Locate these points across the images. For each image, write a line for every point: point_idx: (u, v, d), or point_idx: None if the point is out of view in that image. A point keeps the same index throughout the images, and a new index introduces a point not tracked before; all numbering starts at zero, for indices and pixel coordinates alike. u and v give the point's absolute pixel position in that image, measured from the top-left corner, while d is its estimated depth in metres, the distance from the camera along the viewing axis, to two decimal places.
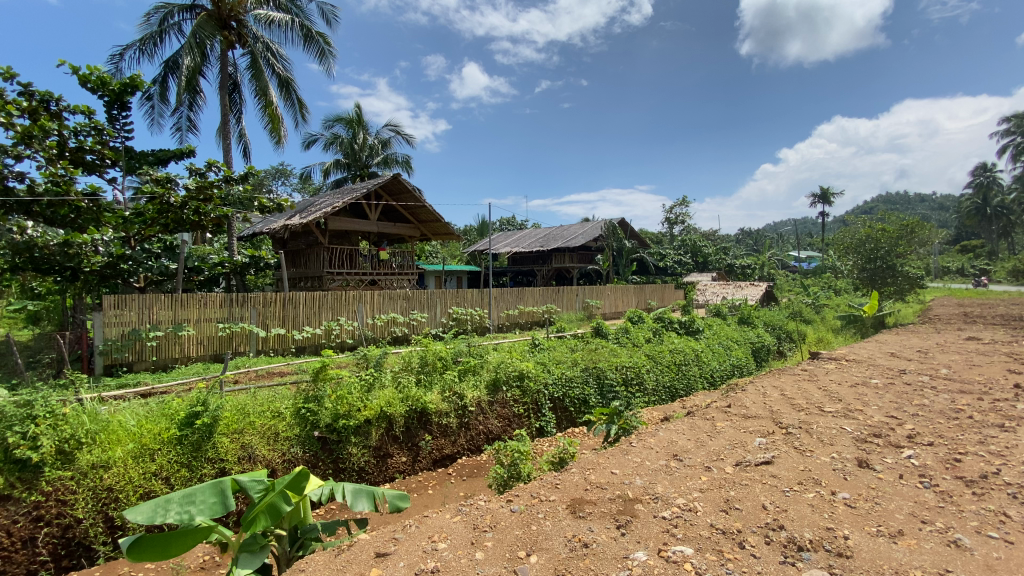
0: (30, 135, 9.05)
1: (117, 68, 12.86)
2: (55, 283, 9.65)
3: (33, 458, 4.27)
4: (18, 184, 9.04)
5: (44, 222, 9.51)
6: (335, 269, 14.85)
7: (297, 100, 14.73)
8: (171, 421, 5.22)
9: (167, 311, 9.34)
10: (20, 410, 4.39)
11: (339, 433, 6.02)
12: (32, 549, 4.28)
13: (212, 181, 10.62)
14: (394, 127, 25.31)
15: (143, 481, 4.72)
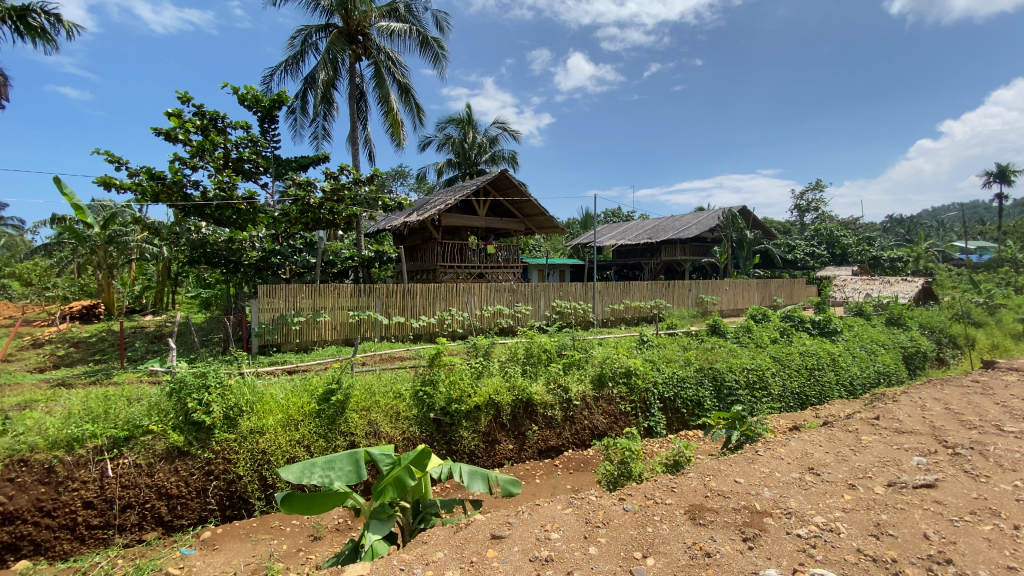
0: (203, 148, 10.77)
1: (267, 87, 14.76)
2: (223, 274, 11.41)
3: (206, 421, 5.13)
4: (195, 191, 10.82)
5: (215, 222, 11.35)
6: (447, 263, 15.65)
7: (414, 104, 15.71)
8: (311, 396, 5.86)
9: (308, 299, 10.54)
10: (197, 379, 5.28)
11: (452, 416, 6.33)
12: (204, 498, 5.10)
13: (343, 183, 11.82)
14: (501, 124, 25.89)
15: (289, 447, 5.41)
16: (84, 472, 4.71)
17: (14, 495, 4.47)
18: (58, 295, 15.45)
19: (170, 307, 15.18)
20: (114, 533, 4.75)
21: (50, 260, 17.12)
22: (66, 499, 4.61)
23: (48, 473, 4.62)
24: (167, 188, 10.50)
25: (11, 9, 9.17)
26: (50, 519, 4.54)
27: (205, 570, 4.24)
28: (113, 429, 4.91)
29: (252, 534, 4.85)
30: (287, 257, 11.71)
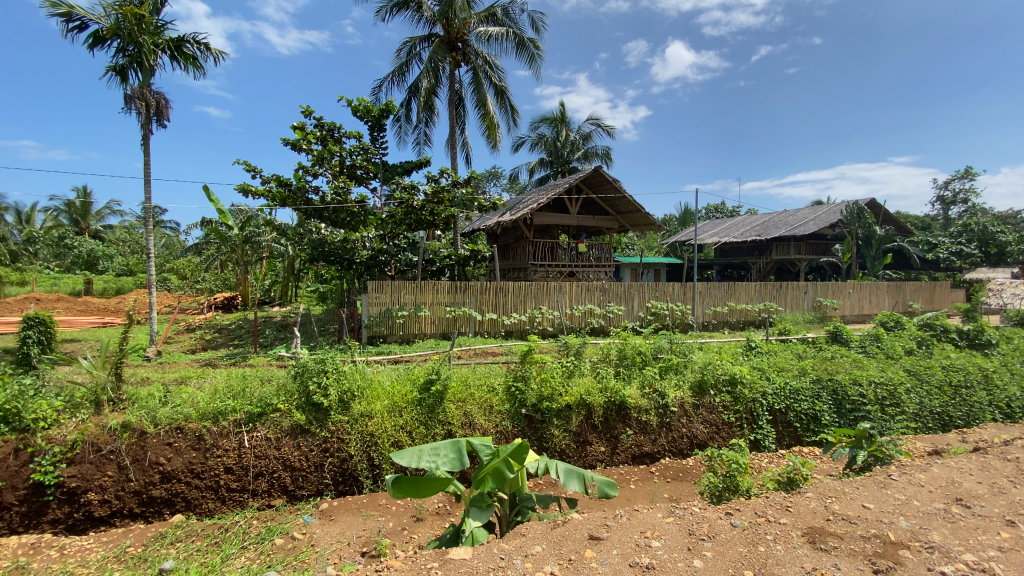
0: (322, 157, 11.91)
1: (376, 98, 15.91)
2: (337, 270, 12.54)
3: (324, 403, 5.68)
4: (315, 196, 11.99)
5: (330, 224, 12.48)
6: (539, 262, 15.79)
7: (509, 105, 16.03)
8: (413, 385, 6.25)
9: (409, 295, 11.21)
10: (317, 365, 5.86)
11: (543, 413, 6.39)
12: (321, 474, 5.63)
13: (442, 185, 12.44)
14: (595, 120, 25.53)
15: (394, 432, 5.81)
16: (226, 442, 5.44)
17: (172, 457, 5.27)
18: (206, 288, 17.98)
19: (293, 300, 17.00)
20: (248, 496, 5.42)
21: (200, 257, 19.94)
22: (211, 464, 5.34)
23: (198, 440, 5.39)
24: (293, 194, 11.73)
25: (170, 41, 10.76)
26: (198, 480, 5.28)
27: (324, 538, 4.70)
28: (249, 406, 5.61)
29: (363, 509, 5.29)
30: (393, 256, 12.53)
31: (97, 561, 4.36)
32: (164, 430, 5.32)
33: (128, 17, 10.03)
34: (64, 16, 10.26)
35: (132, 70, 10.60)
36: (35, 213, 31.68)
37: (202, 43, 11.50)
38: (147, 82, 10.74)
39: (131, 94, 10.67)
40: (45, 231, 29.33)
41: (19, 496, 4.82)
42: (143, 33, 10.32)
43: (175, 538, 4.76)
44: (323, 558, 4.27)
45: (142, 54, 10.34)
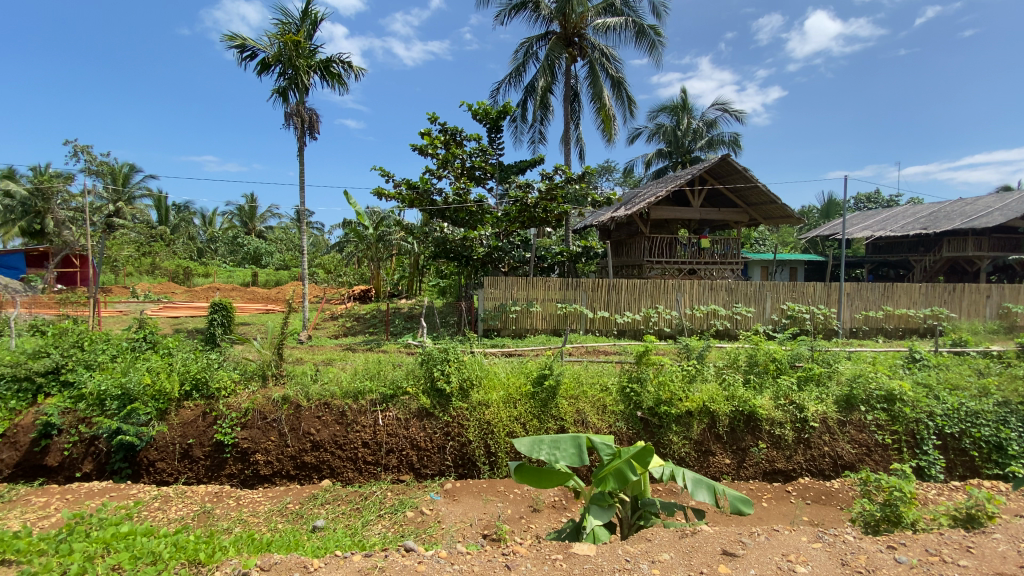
0: (445, 160, 12.67)
1: (495, 99, 16.48)
2: (456, 267, 13.27)
3: (447, 389, 6.07)
4: (439, 197, 12.78)
5: (451, 223, 13.22)
6: (655, 258, 15.16)
7: (627, 96, 15.58)
8: (527, 378, 6.40)
9: (523, 291, 11.50)
10: (441, 353, 6.26)
11: (661, 418, 6.14)
12: (443, 456, 6.00)
13: (556, 182, 12.49)
14: (720, 106, 23.78)
15: (509, 423, 6.00)
16: (364, 418, 6.05)
17: (321, 428, 5.99)
18: (345, 281, 20.16)
19: (417, 293, 18.32)
20: (381, 470, 5.96)
21: (341, 254, 22.39)
22: (351, 437, 5.98)
23: (341, 415, 6.07)
24: (419, 195, 12.63)
25: (320, 62, 12.17)
26: (341, 451, 5.94)
27: (449, 516, 5.01)
28: (383, 387, 6.18)
29: (483, 493, 5.55)
30: (507, 252, 12.99)
31: (266, 512, 5.11)
32: (314, 404, 6.07)
33: (288, 44, 11.55)
34: (240, 48, 12.12)
35: (291, 90, 12.18)
36: (217, 217, 38.04)
37: (345, 62, 12.86)
38: (302, 100, 12.30)
39: (290, 112, 12.28)
40: (223, 232, 35.09)
41: (205, 451, 5.83)
42: (299, 57, 11.80)
43: (324, 500, 5.40)
44: (449, 535, 4.56)
45: (298, 75, 11.84)
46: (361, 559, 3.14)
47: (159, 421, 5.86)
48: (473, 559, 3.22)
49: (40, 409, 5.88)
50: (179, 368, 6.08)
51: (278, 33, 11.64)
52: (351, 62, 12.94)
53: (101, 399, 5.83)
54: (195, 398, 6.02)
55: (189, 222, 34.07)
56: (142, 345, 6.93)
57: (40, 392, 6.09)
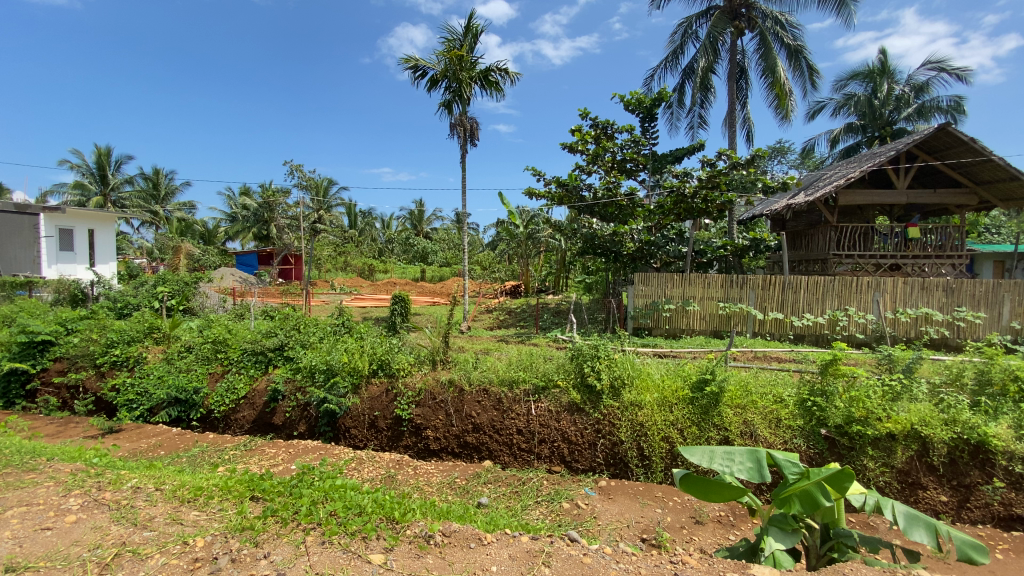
0: (597, 155, 12.58)
1: (649, 88, 15.83)
2: (606, 263, 13.12)
3: (598, 387, 6.02)
4: (588, 193, 12.74)
5: (602, 218, 13.07)
6: (843, 252, 13.06)
7: (807, 66, 13.65)
8: (685, 381, 6.03)
9: (680, 289, 10.97)
10: (592, 350, 6.23)
11: (852, 439, 5.27)
12: (594, 453, 5.97)
13: (719, 168, 11.42)
14: (935, 65, 19.46)
15: (664, 427, 5.73)
16: (519, 407, 6.31)
17: (480, 413, 6.42)
18: (498, 277, 21.32)
19: (566, 289, 18.57)
20: (534, 458, 6.15)
21: (495, 251, 23.75)
22: (507, 424, 6.29)
23: (498, 402, 6.42)
24: (569, 192, 12.74)
25: (480, 72, 12.99)
26: (498, 435, 6.30)
27: (604, 513, 4.98)
28: (535, 378, 6.37)
29: (639, 496, 5.39)
30: (660, 247, 12.44)
31: (438, 483, 5.66)
32: (474, 390, 6.52)
33: (453, 59, 12.56)
34: (414, 69, 13.56)
35: (455, 102, 13.25)
36: (393, 221, 43.32)
37: (502, 69, 13.54)
38: (464, 110, 13.30)
39: (454, 122, 13.39)
40: (398, 232, 39.85)
41: (387, 423, 6.69)
42: (462, 70, 12.77)
43: (487, 479, 5.78)
44: (607, 532, 4.55)
45: (462, 87, 12.81)
46: (528, 540, 3.30)
47: (352, 394, 6.88)
48: (639, 561, 3.19)
49: (271, 377, 7.35)
50: (368, 349, 7.06)
51: (444, 50, 12.70)
52: (507, 68, 13.57)
53: (312, 372, 7.07)
54: (380, 375, 6.95)
55: (372, 224, 39.43)
56: (341, 330, 8.24)
57: (270, 363, 7.62)
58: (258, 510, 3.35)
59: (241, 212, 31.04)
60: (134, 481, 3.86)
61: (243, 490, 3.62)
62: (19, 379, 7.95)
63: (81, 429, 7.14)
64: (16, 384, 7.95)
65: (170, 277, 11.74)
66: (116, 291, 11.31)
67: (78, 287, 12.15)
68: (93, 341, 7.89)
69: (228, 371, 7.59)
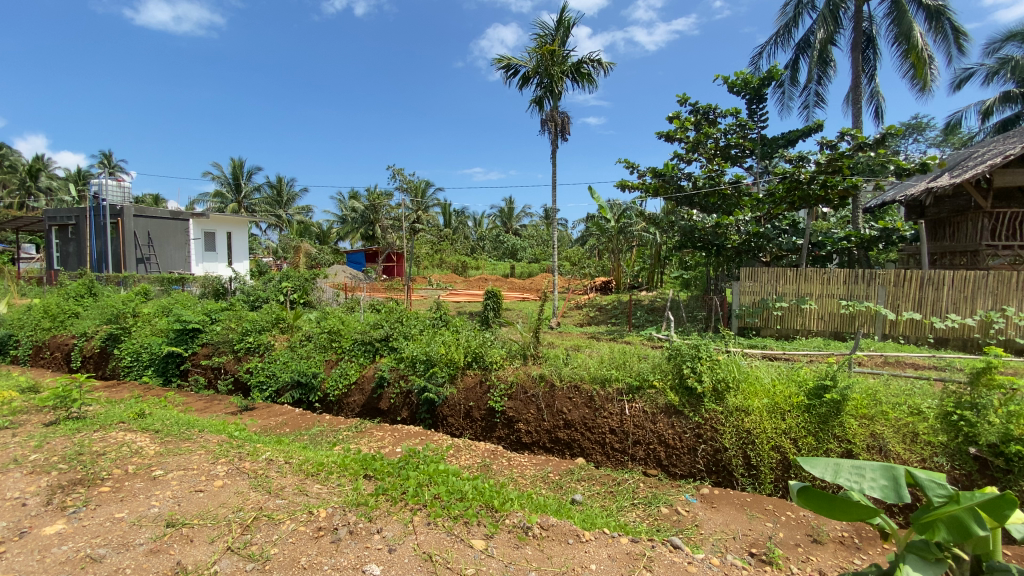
0: (698, 143, 11.91)
1: (756, 67, 14.66)
2: (707, 257, 12.40)
3: (698, 389, 5.69)
4: (687, 182, 12.13)
5: (702, 209, 12.35)
6: (1000, 242, 11.13)
7: (953, 28, 11.78)
8: (799, 388, 5.51)
9: (792, 285, 10.07)
10: (692, 350, 5.91)
11: (1012, 462, 4.49)
12: (694, 458, 5.67)
13: (841, 150, 10.23)
14: None
15: (775, 436, 5.28)
16: (612, 406, 6.16)
17: (572, 409, 6.37)
18: (588, 273, 21.03)
19: (660, 285, 17.85)
20: (628, 459, 5.98)
21: (585, 247, 23.48)
22: (600, 422, 6.18)
23: (590, 399, 6.32)
24: (666, 183, 12.20)
25: (572, 65, 12.85)
26: (591, 434, 6.22)
27: (708, 522, 4.72)
28: (629, 377, 6.18)
29: (746, 508, 5.03)
30: (770, 239, 11.48)
31: (532, 476, 5.72)
32: (566, 386, 6.48)
33: (545, 55, 12.55)
34: (507, 68, 13.77)
35: (546, 98, 13.26)
36: (484, 219, 44.52)
37: (595, 60, 13.27)
38: (556, 105, 13.25)
39: (546, 118, 13.39)
40: (489, 230, 40.90)
41: (482, 414, 6.89)
42: (554, 65, 12.73)
43: (580, 477, 5.72)
44: (710, 542, 4.31)
45: (554, 82, 12.77)
46: (629, 542, 3.23)
47: (449, 384, 7.19)
48: None
49: (378, 366, 7.92)
50: (464, 343, 7.34)
51: (536, 47, 12.75)
52: (601, 59, 13.28)
53: (414, 362, 7.51)
54: (474, 368, 7.18)
55: (465, 223, 40.84)
56: (439, 323, 8.65)
57: (377, 352, 8.20)
58: (371, 487, 3.63)
59: (350, 214, 33.77)
60: (267, 453, 4.35)
61: (357, 469, 3.93)
62: (177, 360, 9.33)
63: (224, 405, 8.22)
64: (174, 364, 9.33)
65: (293, 273, 13.09)
66: (249, 286, 12.86)
67: (220, 283, 13.98)
68: (233, 330, 9.04)
69: (341, 359, 8.30)
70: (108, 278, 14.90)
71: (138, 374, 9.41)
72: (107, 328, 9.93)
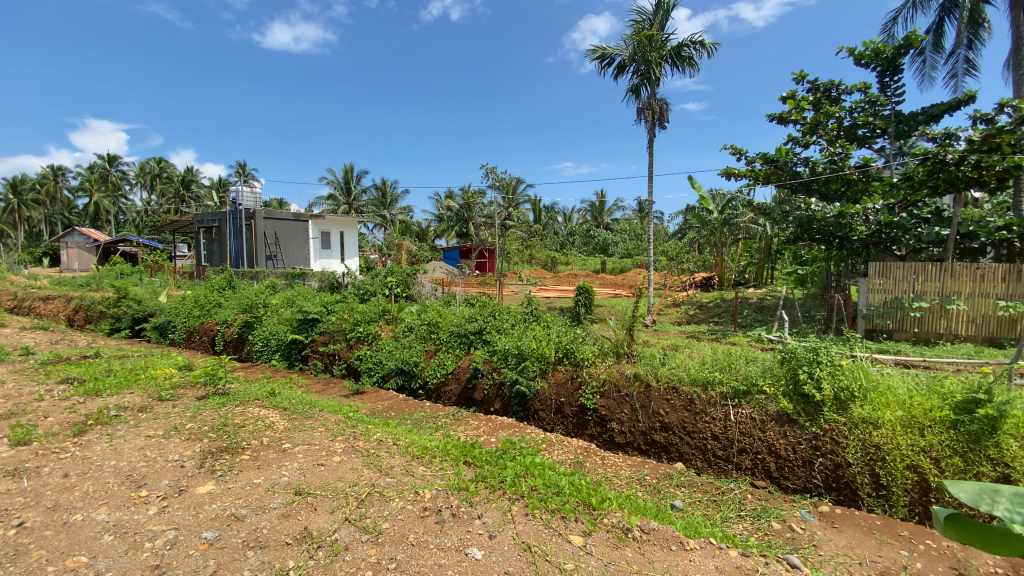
0: (817, 124, 10.80)
1: (890, 34, 12.93)
2: (825, 250, 11.24)
3: (816, 397, 5.15)
4: (803, 168, 11.09)
5: (821, 197, 11.23)
6: None
7: None
8: (942, 400, 4.81)
9: (933, 282, 8.76)
10: (809, 353, 5.36)
11: None
12: (810, 472, 5.16)
13: (1001, 125, 8.62)
14: None
15: (911, 453, 4.65)
16: (714, 410, 5.77)
17: (670, 411, 6.07)
18: (687, 268, 20.04)
19: (769, 281, 16.47)
20: (732, 468, 5.59)
21: (683, 240, 22.40)
22: (700, 427, 5.82)
23: (690, 402, 5.97)
24: (779, 169, 11.35)
25: (672, 49, 12.25)
26: (690, 438, 5.88)
27: (828, 543, 4.28)
28: (735, 381, 5.76)
29: (875, 531, 4.49)
30: (907, 229, 10.08)
31: (627, 477, 5.56)
32: (663, 387, 6.18)
33: (643, 41, 12.10)
34: (601, 58, 13.45)
35: (643, 86, 12.78)
36: (575, 213, 44.15)
37: (697, 42, 12.53)
38: (653, 93, 12.71)
39: (642, 106, 12.92)
40: (579, 225, 40.50)
41: (573, 411, 6.82)
42: (652, 50, 12.20)
43: (680, 482, 5.45)
44: (831, 565, 3.91)
45: (652, 69, 12.26)
46: (738, 555, 3.04)
47: (541, 378, 7.23)
48: None
49: (473, 357, 8.17)
50: (556, 338, 7.33)
51: (633, 33, 12.32)
52: (703, 40, 12.51)
53: (506, 355, 7.65)
54: (566, 363, 7.16)
55: (555, 218, 40.82)
56: (531, 317, 8.74)
57: (471, 345, 8.48)
58: (472, 473, 3.78)
59: (446, 213, 35.30)
60: (377, 434, 4.69)
61: (458, 455, 4.09)
62: (299, 346, 10.37)
63: (338, 388, 9.01)
64: (296, 350, 10.38)
65: (396, 269, 13.96)
66: (359, 280, 13.93)
67: (334, 277, 15.32)
68: (345, 320, 9.87)
69: (440, 349, 8.70)
70: (244, 273, 16.99)
71: (268, 358, 10.62)
72: (244, 317, 11.33)
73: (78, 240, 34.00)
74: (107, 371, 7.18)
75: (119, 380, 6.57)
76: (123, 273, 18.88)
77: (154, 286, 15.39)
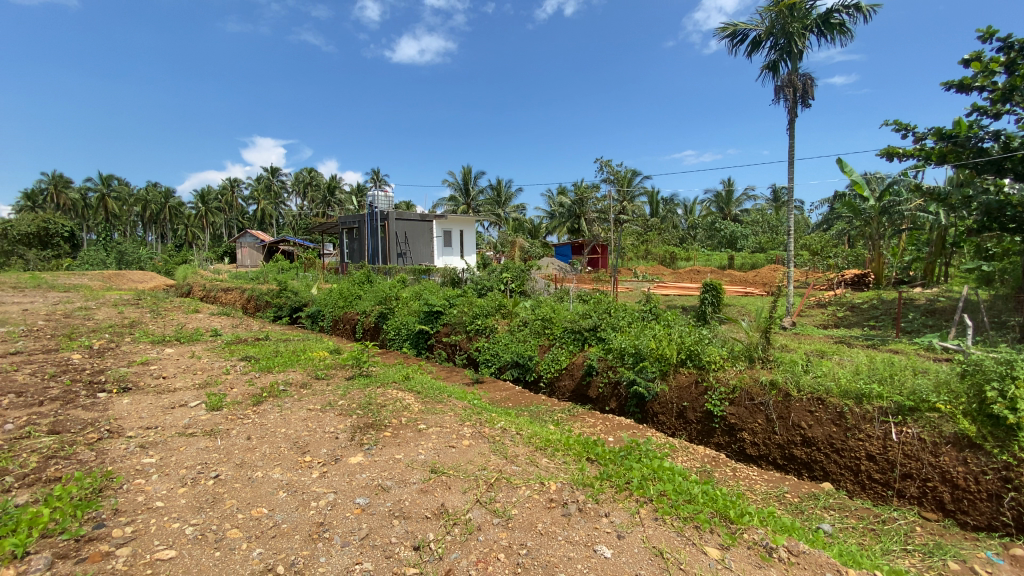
0: (1013, 88, 8.85)
1: None
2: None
3: (1010, 419, 4.23)
4: (993, 144, 9.18)
5: (1017, 177, 9.19)
6: None
7: None
8: None
9: None
10: (1001, 367, 4.42)
11: None
12: (997, 507, 4.29)
13: None
14: None
15: None
16: (870, 427, 5.04)
17: (814, 425, 5.42)
18: (833, 264, 17.77)
19: (942, 280, 13.93)
20: (893, 495, 4.85)
21: (828, 232, 19.87)
22: (852, 445, 5.12)
23: (840, 417, 5.27)
24: (958, 147, 9.51)
25: (818, 17, 10.90)
26: (838, 456, 5.21)
27: None
28: (897, 396, 4.96)
29: None
30: None
31: (762, 492, 5.11)
32: (806, 397, 5.54)
33: (783, 11, 10.91)
34: (733, 35, 12.42)
35: (782, 61, 11.57)
36: (697, 205, 41.44)
37: (851, 5, 11.00)
38: (794, 68, 11.44)
39: (781, 84, 11.68)
40: (703, 218, 37.94)
41: (697, 416, 6.43)
42: (794, 21, 10.96)
43: (827, 505, 4.86)
44: None
45: (793, 41, 11.03)
46: None
47: (661, 380, 6.93)
48: None
49: (587, 354, 8.10)
50: (677, 338, 6.97)
51: (771, 5, 11.19)
52: (859, 3, 10.94)
53: (623, 354, 7.49)
54: (689, 366, 6.76)
55: (675, 211, 38.72)
56: (649, 315, 8.37)
57: (586, 341, 8.40)
58: (596, 471, 3.74)
59: (560, 209, 35.42)
60: (502, 423, 4.87)
61: (581, 451, 4.09)
62: (425, 336, 11.18)
63: (460, 376, 9.55)
64: (423, 339, 11.21)
65: (513, 264, 14.34)
66: (478, 276, 14.57)
67: (456, 273, 16.21)
68: (467, 313, 10.41)
69: (553, 345, 8.78)
70: (378, 269, 18.74)
71: (399, 346, 11.63)
72: (379, 308, 12.51)
73: (250, 241, 40.15)
74: (275, 352, 8.42)
75: (285, 359, 7.67)
76: (283, 268, 21.95)
77: (307, 280, 17.64)
